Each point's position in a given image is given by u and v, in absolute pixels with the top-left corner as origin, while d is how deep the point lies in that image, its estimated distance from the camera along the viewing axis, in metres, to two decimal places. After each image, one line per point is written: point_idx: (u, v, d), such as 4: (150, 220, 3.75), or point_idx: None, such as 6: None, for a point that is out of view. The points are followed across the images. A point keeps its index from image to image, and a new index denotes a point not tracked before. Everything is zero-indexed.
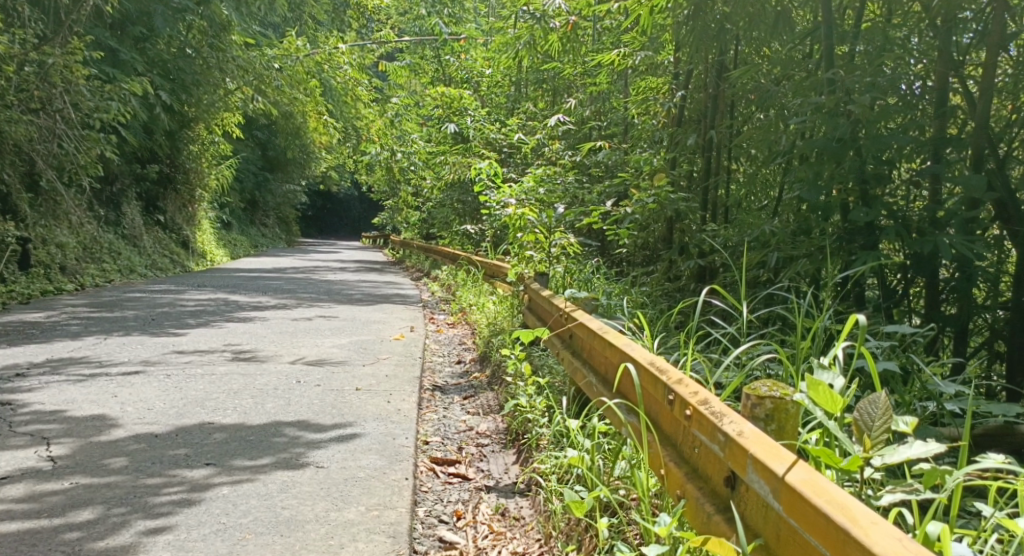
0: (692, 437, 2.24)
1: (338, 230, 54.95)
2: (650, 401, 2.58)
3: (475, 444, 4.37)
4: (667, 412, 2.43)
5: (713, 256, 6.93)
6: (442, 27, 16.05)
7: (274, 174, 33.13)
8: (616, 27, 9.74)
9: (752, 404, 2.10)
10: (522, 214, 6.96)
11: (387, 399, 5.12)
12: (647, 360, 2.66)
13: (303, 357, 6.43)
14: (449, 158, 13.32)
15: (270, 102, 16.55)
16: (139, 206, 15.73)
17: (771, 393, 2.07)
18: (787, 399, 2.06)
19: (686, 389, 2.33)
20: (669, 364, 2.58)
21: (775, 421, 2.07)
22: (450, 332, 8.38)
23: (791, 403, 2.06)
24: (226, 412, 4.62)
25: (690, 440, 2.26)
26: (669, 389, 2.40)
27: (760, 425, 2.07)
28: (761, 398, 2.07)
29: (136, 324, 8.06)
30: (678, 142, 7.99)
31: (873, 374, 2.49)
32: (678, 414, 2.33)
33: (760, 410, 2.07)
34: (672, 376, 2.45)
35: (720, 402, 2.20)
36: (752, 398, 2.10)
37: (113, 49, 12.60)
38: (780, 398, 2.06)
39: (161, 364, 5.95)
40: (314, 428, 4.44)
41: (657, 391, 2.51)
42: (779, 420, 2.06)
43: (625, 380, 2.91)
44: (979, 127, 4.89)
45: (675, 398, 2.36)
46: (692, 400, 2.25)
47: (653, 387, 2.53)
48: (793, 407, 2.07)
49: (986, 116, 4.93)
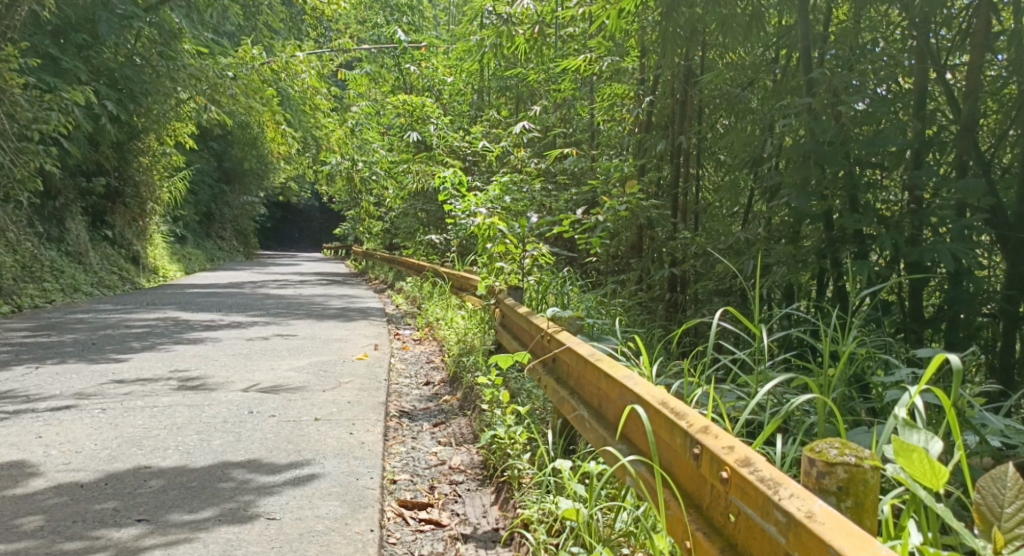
0: (732, 507, 1.90)
1: (299, 243, 54.22)
2: (664, 448, 2.24)
3: (448, 482, 3.90)
4: (691, 465, 2.09)
5: (688, 265, 6.56)
6: (401, 35, 15.63)
7: (230, 186, 32.40)
8: (582, 30, 9.36)
9: (818, 472, 1.77)
10: (490, 223, 6.53)
11: (348, 431, 4.63)
12: (658, 399, 2.30)
13: (258, 383, 5.92)
14: (411, 167, 12.81)
15: (224, 111, 15.93)
16: (85, 221, 15.02)
17: (843, 458, 1.75)
18: (866, 466, 1.73)
19: (717, 443, 1.99)
20: (684, 405, 2.23)
21: (851, 496, 1.75)
22: (417, 350, 7.89)
23: (870, 471, 1.74)
24: (165, 454, 4.13)
25: (729, 509, 1.92)
26: (694, 441, 2.06)
27: (833, 499, 1.75)
28: (832, 466, 1.74)
29: (75, 350, 7.47)
30: (648, 148, 7.58)
31: (959, 428, 2.11)
32: (710, 475, 1.99)
33: (832, 480, 1.75)
34: (696, 422, 2.11)
35: (766, 463, 1.87)
36: (817, 465, 1.77)
37: (54, 58, 11.94)
38: (857, 466, 1.73)
39: (97, 397, 5.40)
40: (265, 469, 3.94)
41: (677, 439, 2.16)
42: (856, 494, 1.74)
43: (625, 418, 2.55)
44: (965, 129, 4.52)
45: (702, 451, 2.02)
46: (728, 459, 1.92)
47: (670, 433, 2.19)
48: (873, 476, 1.74)
49: (972, 119, 4.58)
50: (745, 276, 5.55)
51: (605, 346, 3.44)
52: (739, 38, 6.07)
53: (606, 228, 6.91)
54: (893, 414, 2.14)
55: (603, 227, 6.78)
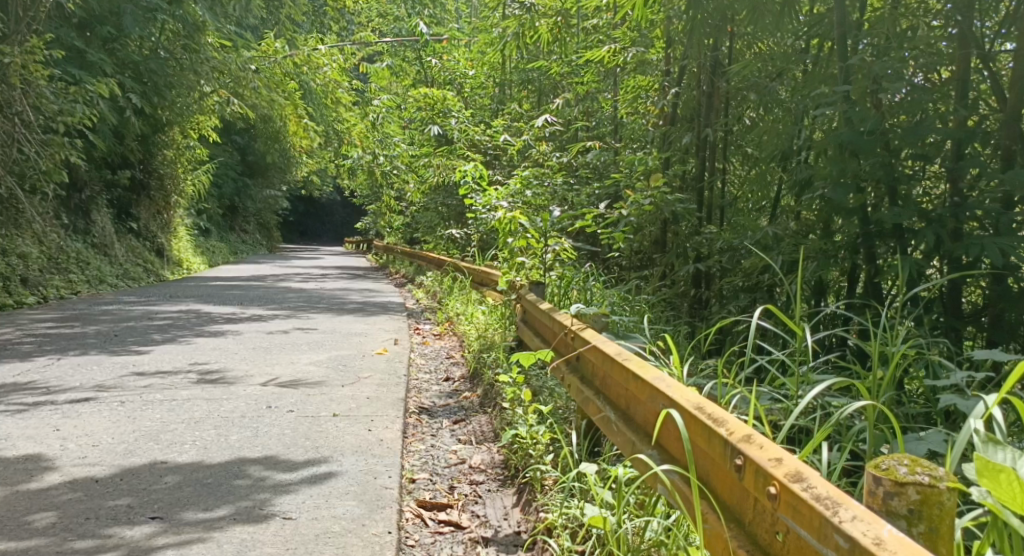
0: (782, 524, 1.81)
1: (320, 237, 54.44)
2: (701, 456, 2.16)
3: (469, 482, 3.81)
4: (731, 477, 2.01)
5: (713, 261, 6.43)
6: (423, 28, 15.56)
7: (253, 178, 32.50)
8: (606, 22, 9.23)
9: (885, 492, 1.66)
10: (513, 217, 6.42)
11: (367, 427, 4.55)
12: (693, 404, 2.22)
13: (277, 377, 5.85)
14: (433, 161, 12.74)
15: (247, 104, 15.92)
16: (110, 214, 15.06)
17: (914, 478, 1.64)
18: (941, 488, 1.63)
19: (762, 454, 1.91)
20: (721, 410, 2.15)
21: (924, 520, 1.64)
22: (436, 345, 7.81)
23: (946, 493, 1.63)
24: (182, 448, 4.06)
25: (777, 527, 1.83)
26: (736, 451, 1.98)
27: (903, 523, 1.65)
28: (902, 486, 1.64)
29: (96, 341, 7.44)
30: (672, 141, 7.44)
31: None
32: (757, 488, 1.90)
33: (902, 503, 1.64)
34: (737, 431, 2.03)
35: (819, 478, 1.78)
36: (884, 484, 1.67)
37: (79, 50, 11.92)
38: (931, 487, 1.63)
39: (116, 389, 5.36)
40: (283, 466, 3.86)
41: (715, 447, 2.08)
42: (930, 518, 1.64)
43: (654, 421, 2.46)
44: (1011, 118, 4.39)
45: (745, 462, 1.94)
46: (777, 473, 1.83)
47: (708, 442, 2.10)
48: (947, 498, 1.64)
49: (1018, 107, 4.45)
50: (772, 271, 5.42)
51: (632, 345, 3.33)
52: (769, 28, 5.92)
53: (629, 222, 6.74)
54: (968, 428, 2.05)
55: (626, 222, 6.65)
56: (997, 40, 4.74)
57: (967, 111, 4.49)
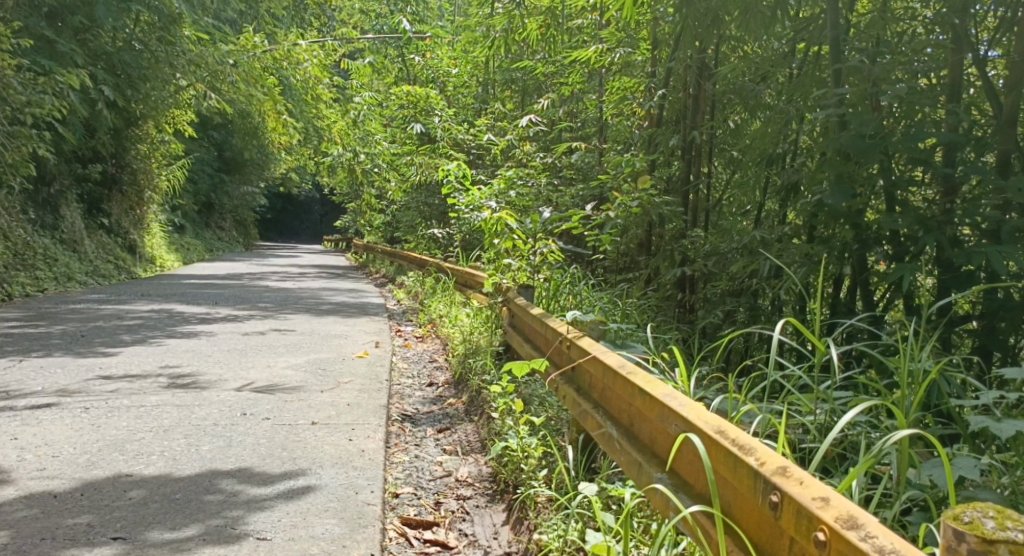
0: None
1: (299, 235, 54.01)
2: (724, 487, 1.99)
3: (455, 497, 3.60)
4: (763, 512, 1.85)
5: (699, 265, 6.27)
6: (405, 25, 15.30)
7: (230, 175, 32.04)
8: (592, 20, 9.01)
9: (970, 548, 1.59)
10: (498, 218, 6.20)
11: (348, 436, 4.32)
12: (712, 428, 2.06)
13: (252, 382, 5.60)
14: (415, 159, 12.46)
15: (224, 99, 15.57)
16: (80, 209, 14.68)
17: (1004, 534, 1.57)
18: None
19: (804, 491, 1.74)
20: (749, 437, 1.98)
21: None
22: (418, 348, 7.57)
23: None
24: (149, 460, 3.82)
25: None
26: (770, 485, 1.82)
27: None
28: (992, 543, 1.57)
29: (62, 342, 7.15)
30: (658, 142, 7.23)
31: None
32: (798, 529, 1.72)
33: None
34: (768, 462, 1.87)
35: (875, 523, 1.62)
36: (968, 540, 1.60)
37: (50, 40, 11.56)
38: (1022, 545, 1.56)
39: (81, 394, 5.09)
40: (257, 479, 3.63)
41: (743, 478, 1.92)
42: None
43: (664, 442, 2.29)
44: (1007, 124, 4.20)
45: (782, 499, 1.77)
46: (826, 516, 1.65)
47: (734, 471, 1.94)
48: None
49: (1013, 114, 4.24)
50: (767, 277, 5.23)
51: (632, 356, 3.13)
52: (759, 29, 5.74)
53: (616, 225, 6.54)
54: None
55: (613, 224, 6.44)
56: (993, 44, 4.54)
57: (961, 118, 4.25)
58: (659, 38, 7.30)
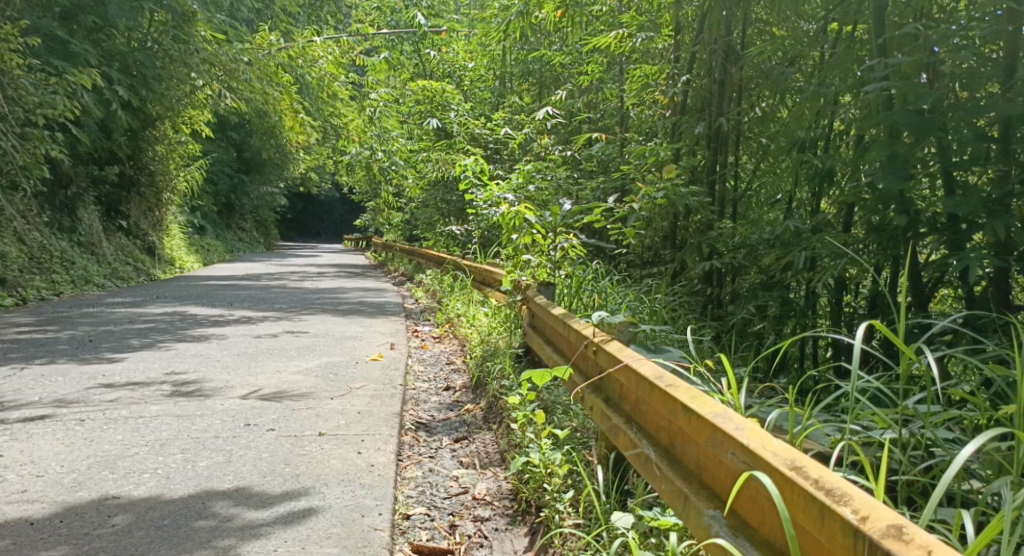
0: None
1: (320, 234, 54.09)
2: (805, 540, 1.71)
3: (473, 519, 3.28)
4: None
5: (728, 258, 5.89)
6: (421, 19, 14.99)
7: (250, 175, 31.91)
8: (611, 7, 8.58)
9: None
10: (517, 211, 5.85)
11: (357, 448, 4.00)
12: (788, 466, 1.78)
13: (260, 389, 5.29)
14: (431, 155, 12.13)
15: (240, 98, 15.28)
16: (98, 211, 14.44)
17: None
18: None
19: None
20: (839, 481, 1.70)
21: None
22: (436, 349, 7.26)
23: None
24: (141, 478, 3.52)
25: None
26: (881, 550, 1.52)
27: None
28: None
29: (67, 348, 6.87)
30: (683, 129, 6.83)
31: None
32: None
33: None
34: (871, 517, 1.59)
35: None
36: None
37: (62, 40, 11.28)
38: None
39: (78, 404, 4.80)
40: (256, 500, 3.33)
41: (833, 533, 1.64)
42: None
43: (718, 472, 2.00)
44: None
45: None
46: None
47: (822, 522, 1.66)
48: None
49: None
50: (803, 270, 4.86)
51: (668, 365, 2.80)
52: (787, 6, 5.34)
53: (640, 217, 6.18)
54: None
55: (637, 216, 6.06)
56: None
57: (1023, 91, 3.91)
58: (682, 23, 6.91)
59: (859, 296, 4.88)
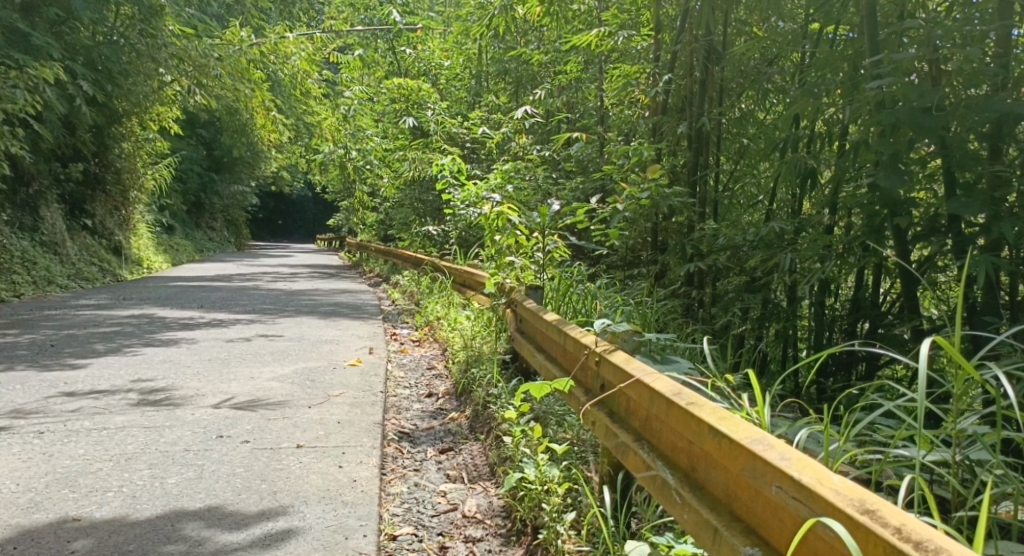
0: None
1: (292, 234, 53.67)
2: None
3: (464, 539, 3.07)
4: None
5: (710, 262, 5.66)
6: (396, 16, 14.73)
7: (220, 174, 31.46)
8: (590, 6, 8.38)
9: None
10: (499, 211, 5.69)
11: (339, 462, 3.76)
12: (860, 510, 1.71)
13: (232, 398, 5.04)
14: (407, 154, 11.85)
15: (210, 95, 14.92)
16: (62, 210, 14.04)
17: None
18: None
19: None
20: (920, 527, 1.63)
21: None
22: (416, 353, 7.04)
23: None
24: (104, 498, 3.26)
25: None
26: None
27: None
28: None
29: (28, 353, 6.56)
30: (663, 132, 6.54)
31: None
32: None
33: None
34: None
35: None
36: None
37: (24, 33, 10.84)
38: None
39: (37, 415, 4.52)
40: (229, 520, 3.10)
41: None
42: None
43: (767, 511, 1.92)
44: None
45: None
46: None
47: None
48: None
49: None
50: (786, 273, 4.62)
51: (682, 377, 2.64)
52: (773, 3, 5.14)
53: (623, 218, 5.92)
54: None
55: (621, 216, 5.83)
56: None
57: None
58: (663, 21, 6.67)
59: (842, 298, 4.74)
